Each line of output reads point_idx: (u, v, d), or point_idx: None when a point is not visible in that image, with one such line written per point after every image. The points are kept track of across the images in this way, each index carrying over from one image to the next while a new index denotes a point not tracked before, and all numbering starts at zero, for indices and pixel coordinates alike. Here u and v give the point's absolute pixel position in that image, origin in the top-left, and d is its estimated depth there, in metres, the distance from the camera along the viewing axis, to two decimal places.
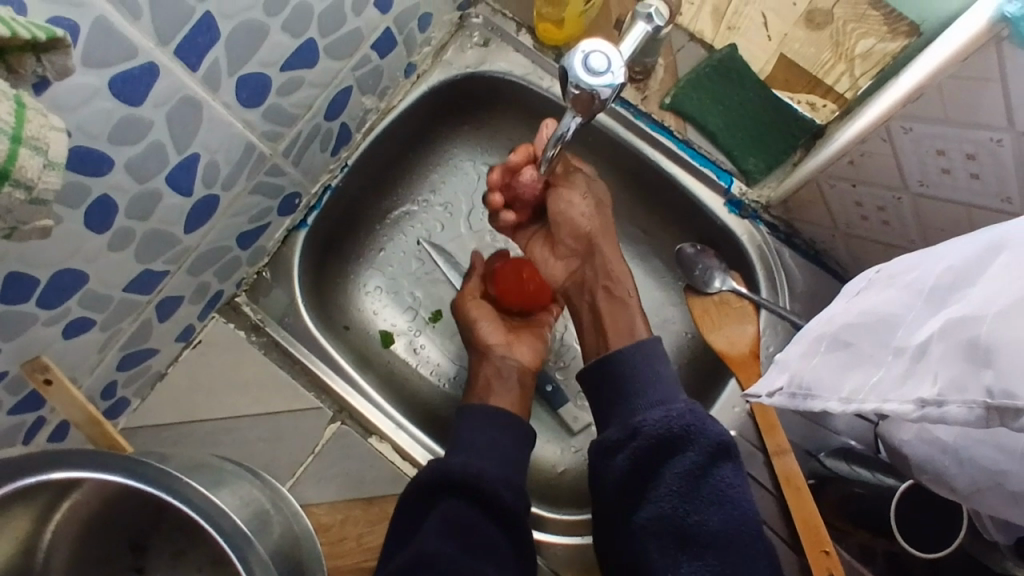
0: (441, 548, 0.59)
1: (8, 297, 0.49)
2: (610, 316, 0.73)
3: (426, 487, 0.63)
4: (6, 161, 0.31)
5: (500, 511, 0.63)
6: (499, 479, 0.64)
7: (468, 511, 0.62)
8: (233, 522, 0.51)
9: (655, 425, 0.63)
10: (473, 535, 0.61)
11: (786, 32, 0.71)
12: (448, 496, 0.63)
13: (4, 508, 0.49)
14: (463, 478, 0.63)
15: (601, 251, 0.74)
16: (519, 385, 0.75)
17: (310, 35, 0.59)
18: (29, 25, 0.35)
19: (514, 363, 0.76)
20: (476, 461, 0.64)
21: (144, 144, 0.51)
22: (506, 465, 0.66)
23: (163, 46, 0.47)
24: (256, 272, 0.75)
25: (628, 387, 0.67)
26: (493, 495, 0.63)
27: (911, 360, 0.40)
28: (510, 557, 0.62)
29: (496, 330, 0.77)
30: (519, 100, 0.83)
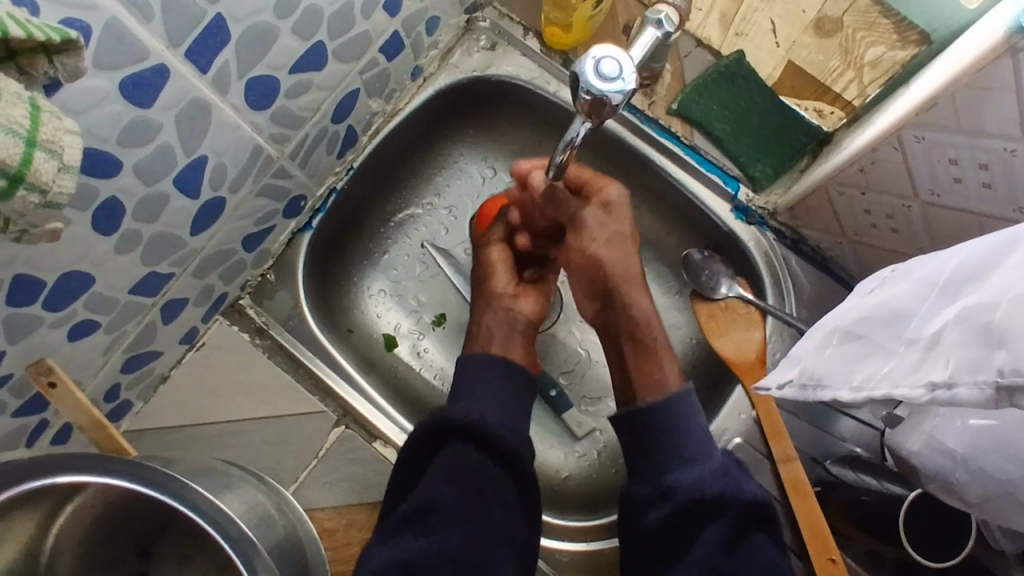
0: (446, 496, 0.56)
1: (14, 300, 0.48)
2: (638, 369, 0.68)
3: (429, 433, 0.59)
4: (21, 165, 0.31)
5: (506, 456, 0.59)
6: (505, 427, 0.59)
7: (475, 456, 0.58)
8: (240, 527, 0.50)
9: (689, 488, 0.59)
10: (481, 479, 0.57)
11: (795, 38, 0.70)
12: (452, 441, 0.58)
13: (8, 513, 0.48)
14: (466, 424, 0.58)
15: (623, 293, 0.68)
16: (520, 335, 0.69)
17: (319, 38, 0.58)
18: (43, 27, 0.34)
19: (518, 315, 0.71)
20: (478, 406, 0.59)
21: (153, 146, 0.51)
22: (512, 411, 0.61)
23: (174, 48, 0.47)
24: (260, 274, 0.75)
25: (650, 437, 0.63)
26: (500, 441, 0.58)
27: (923, 349, 0.41)
28: (519, 502, 0.59)
29: (505, 277, 0.72)
30: (525, 104, 0.83)
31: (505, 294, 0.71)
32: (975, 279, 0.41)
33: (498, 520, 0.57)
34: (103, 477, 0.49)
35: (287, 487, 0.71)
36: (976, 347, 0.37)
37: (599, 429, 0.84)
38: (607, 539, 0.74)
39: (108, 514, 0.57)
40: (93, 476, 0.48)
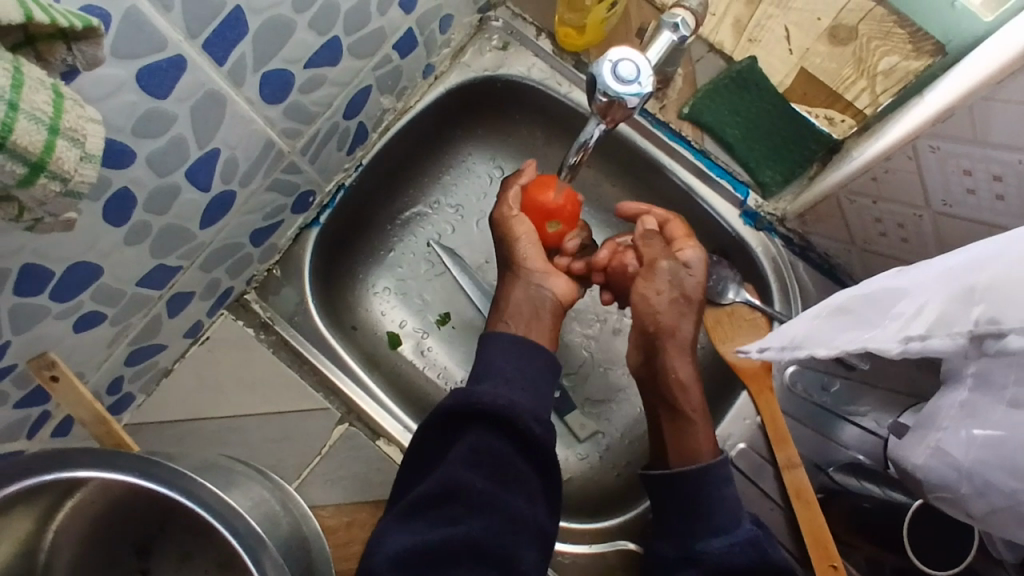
0: (469, 480, 0.55)
1: (21, 289, 0.48)
2: (673, 432, 0.68)
3: (450, 418, 0.58)
4: (43, 152, 0.30)
5: (528, 443, 0.58)
6: (532, 413, 0.58)
7: (499, 445, 0.57)
8: (246, 522, 0.50)
9: (717, 561, 0.61)
10: (503, 466, 0.56)
11: (808, 46, 0.69)
12: (477, 427, 0.57)
13: (10, 505, 0.48)
14: (491, 410, 0.56)
15: (671, 353, 0.68)
16: (549, 318, 0.67)
17: (335, 34, 0.58)
18: (65, 14, 0.34)
19: (548, 294, 0.67)
20: (508, 394, 0.58)
21: (166, 138, 0.50)
22: (536, 395, 0.60)
23: (192, 39, 0.47)
24: (266, 269, 0.75)
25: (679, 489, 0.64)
26: (524, 428, 0.57)
27: (906, 314, 0.48)
28: (539, 483, 0.58)
29: (534, 252, 0.69)
30: (535, 105, 0.83)
31: (533, 269, 0.68)
32: (952, 258, 0.49)
33: (520, 506, 0.56)
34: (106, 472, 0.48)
35: (290, 483, 0.70)
36: (957, 304, 0.45)
37: (602, 432, 0.83)
38: (608, 541, 0.74)
39: (110, 507, 0.56)
40: (99, 469, 0.47)
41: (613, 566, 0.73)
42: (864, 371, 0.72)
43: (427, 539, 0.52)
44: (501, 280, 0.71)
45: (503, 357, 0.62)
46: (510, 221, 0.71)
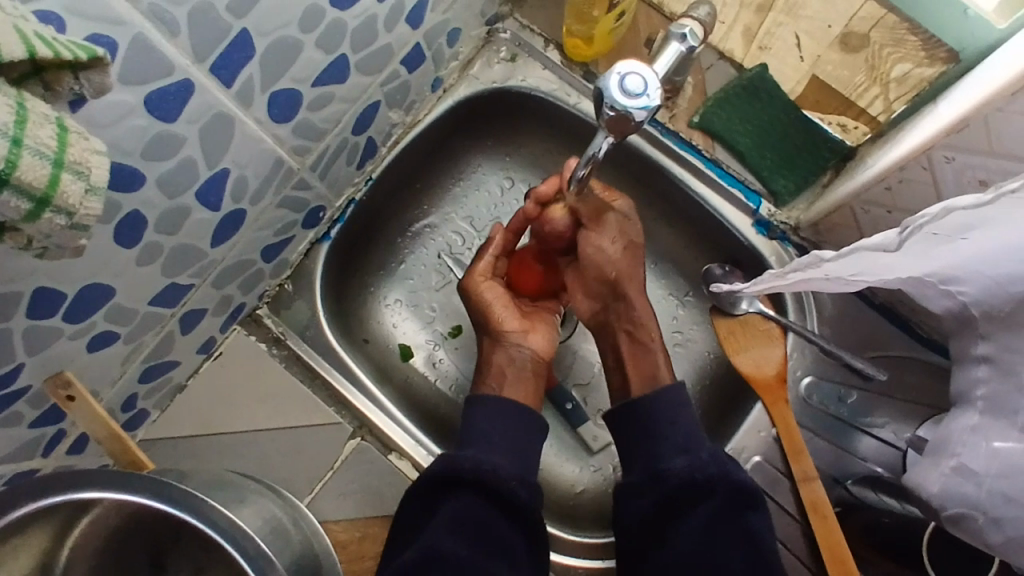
0: (451, 547, 0.54)
1: (35, 312, 0.48)
2: (633, 361, 0.71)
3: (434, 483, 0.59)
4: (48, 187, 0.31)
5: (511, 504, 0.59)
6: (514, 475, 0.59)
7: (482, 510, 0.57)
8: (257, 544, 0.50)
9: (678, 478, 0.61)
10: (485, 533, 0.56)
11: (819, 53, 0.68)
12: (460, 493, 0.58)
13: (26, 526, 0.48)
14: (476, 475, 0.58)
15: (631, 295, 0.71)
16: (530, 374, 0.69)
17: (343, 52, 0.59)
18: (69, 46, 0.34)
19: (526, 353, 0.70)
20: (491, 458, 0.59)
21: (175, 160, 0.51)
22: (519, 457, 0.61)
23: (199, 63, 0.47)
24: (278, 283, 0.75)
25: (655, 434, 0.65)
26: (507, 489, 0.58)
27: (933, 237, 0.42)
28: (520, 547, 0.58)
29: (510, 314, 0.71)
30: (544, 116, 0.82)
31: (504, 334, 0.70)
32: None
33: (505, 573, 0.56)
34: (117, 492, 0.48)
35: (303, 498, 0.70)
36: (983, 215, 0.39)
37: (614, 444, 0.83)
38: None
39: (121, 528, 0.57)
40: (116, 489, 0.48)
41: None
42: (880, 382, 0.71)
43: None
44: (481, 344, 0.73)
45: (492, 420, 0.63)
46: (481, 288, 0.72)
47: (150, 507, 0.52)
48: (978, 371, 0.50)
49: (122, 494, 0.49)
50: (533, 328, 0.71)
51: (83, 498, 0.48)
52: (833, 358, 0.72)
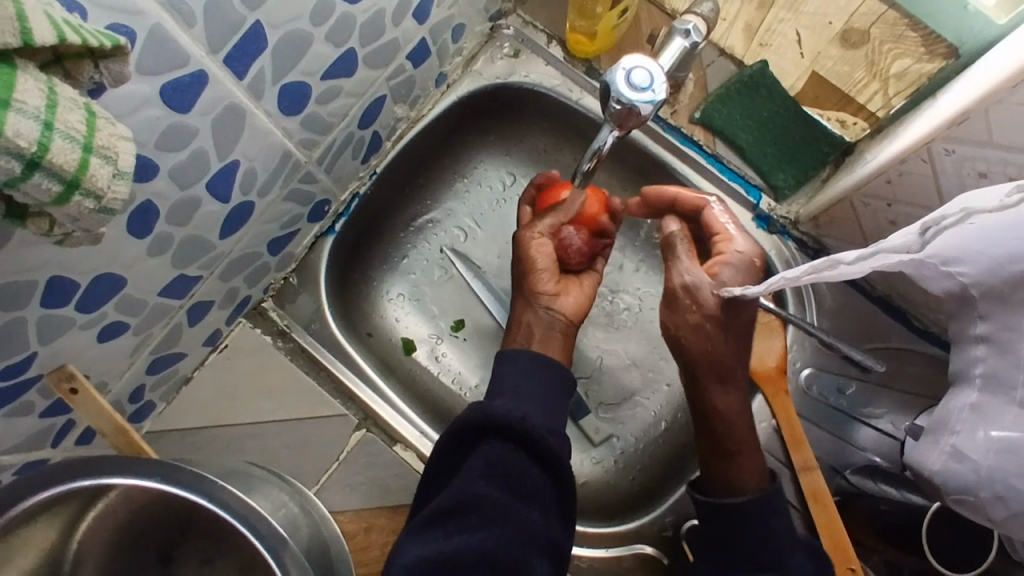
0: (482, 494, 0.53)
1: (48, 301, 0.48)
2: (717, 466, 0.64)
3: (463, 435, 0.57)
4: (78, 170, 0.31)
5: (543, 455, 0.56)
6: (545, 427, 0.58)
7: (514, 457, 0.56)
8: (269, 525, 0.50)
9: None
10: (516, 483, 0.55)
11: (820, 50, 0.71)
12: (490, 441, 0.56)
13: (36, 515, 0.49)
14: (507, 424, 0.56)
15: (720, 376, 0.64)
16: (560, 332, 0.68)
17: (351, 45, 0.59)
18: (95, 33, 0.35)
19: (557, 314, 0.69)
20: (520, 409, 0.58)
21: (187, 151, 0.51)
22: (550, 417, 0.60)
23: (213, 54, 0.47)
24: (283, 277, 0.75)
25: (742, 536, 0.61)
26: (538, 440, 0.56)
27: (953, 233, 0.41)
28: (552, 496, 0.56)
29: (546, 272, 0.70)
30: (547, 111, 0.83)
31: (545, 292, 0.70)
32: None
33: (533, 520, 0.54)
34: (130, 478, 0.49)
35: (308, 489, 0.71)
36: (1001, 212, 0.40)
37: (616, 436, 0.84)
38: (627, 545, 0.73)
39: (133, 517, 0.57)
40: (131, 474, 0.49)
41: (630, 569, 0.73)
42: (879, 372, 0.72)
43: (435, 555, 0.50)
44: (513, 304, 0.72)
45: (521, 378, 0.61)
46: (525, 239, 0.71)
47: (163, 494, 0.53)
48: (975, 349, 0.48)
49: (136, 478, 0.49)
50: (565, 291, 0.71)
51: (96, 484, 0.48)
52: (833, 349, 0.73)
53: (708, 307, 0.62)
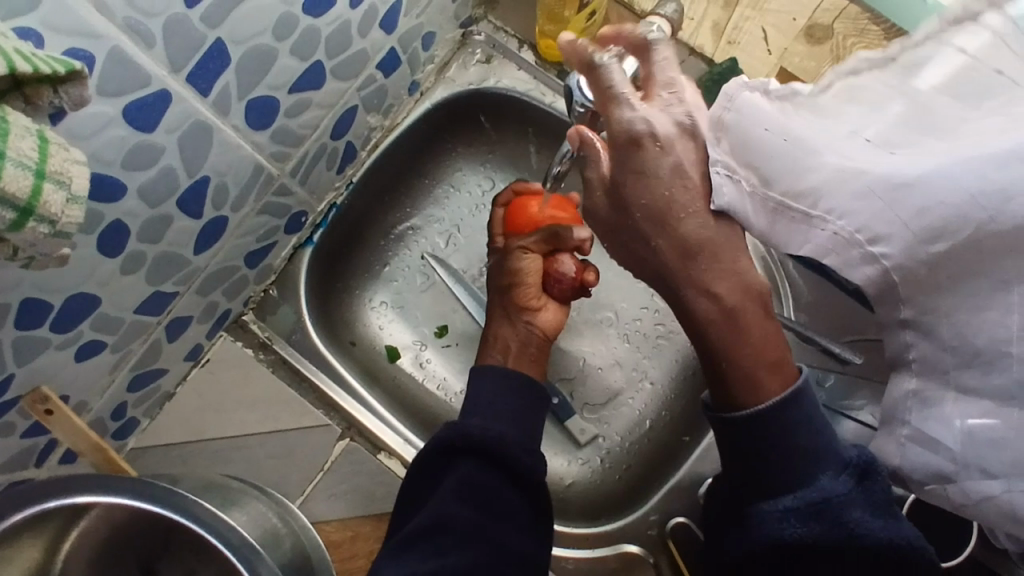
0: (457, 515, 0.53)
1: (21, 324, 0.49)
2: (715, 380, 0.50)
3: (441, 453, 0.58)
4: (31, 197, 0.31)
5: (517, 473, 0.57)
6: (521, 444, 0.58)
7: (490, 477, 0.56)
8: (241, 535, 0.50)
9: (781, 528, 0.46)
10: (492, 501, 0.55)
11: (786, 46, 0.72)
12: (467, 460, 0.57)
13: (16, 536, 0.49)
14: (482, 443, 0.57)
15: (680, 286, 0.50)
16: (536, 349, 0.69)
17: (318, 58, 0.60)
18: (48, 60, 0.35)
19: (535, 327, 0.71)
20: (498, 427, 0.59)
21: (156, 169, 0.52)
22: (525, 432, 0.60)
23: (176, 73, 0.48)
24: (263, 289, 0.76)
25: (760, 465, 0.48)
26: (514, 458, 0.57)
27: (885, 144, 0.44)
28: (527, 515, 0.57)
29: (530, 286, 0.72)
30: (520, 115, 0.84)
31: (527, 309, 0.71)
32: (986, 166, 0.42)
33: (512, 538, 0.54)
34: (108, 497, 0.49)
35: (294, 500, 0.71)
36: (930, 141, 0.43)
37: (601, 436, 0.84)
38: (610, 544, 0.74)
39: (117, 534, 0.57)
40: (110, 492, 0.49)
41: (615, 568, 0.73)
42: (857, 365, 0.72)
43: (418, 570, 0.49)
44: (492, 316, 0.73)
45: (494, 393, 0.62)
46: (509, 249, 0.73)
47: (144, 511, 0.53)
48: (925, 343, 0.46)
49: (115, 497, 0.49)
50: (546, 306, 0.73)
51: (72, 503, 0.49)
52: (810, 343, 0.74)
53: (613, 221, 0.52)
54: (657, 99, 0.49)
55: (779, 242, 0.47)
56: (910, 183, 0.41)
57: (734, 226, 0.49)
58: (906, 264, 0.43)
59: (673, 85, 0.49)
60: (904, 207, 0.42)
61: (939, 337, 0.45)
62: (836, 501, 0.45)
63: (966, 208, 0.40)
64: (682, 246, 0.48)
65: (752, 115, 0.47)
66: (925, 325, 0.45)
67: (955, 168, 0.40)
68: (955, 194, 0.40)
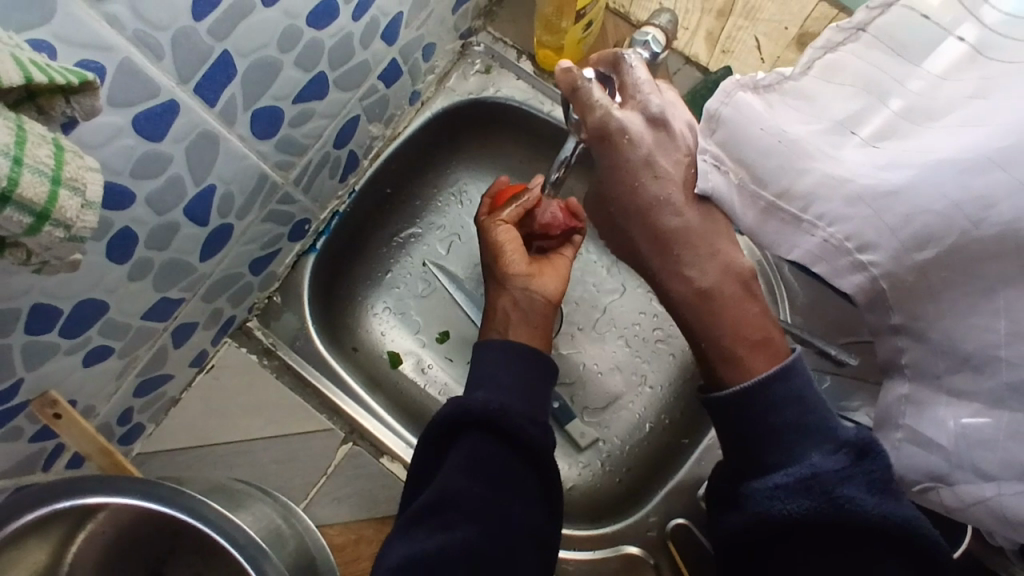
0: (462, 490, 0.54)
1: (32, 329, 0.50)
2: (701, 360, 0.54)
3: (447, 430, 0.58)
4: (47, 202, 0.33)
5: (524, 445, 0.57)
6: (524, 415, 0.59)
7: (496, 448, 0.56)
8: (247, 533, 0.51)
9: (764, 504, 0.48)
10: (498, 474, 0.55)
11: (779, 54, 0.75)
12: (472, 434, 0.57)
13: (23, 539, 0.50)
14: (486, 415, 0.57)
15: (659, 269, 0.55)
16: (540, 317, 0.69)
17: (321, 69, 0.61)
18: (62, 71, 0.37)
19: (536, 295, 0.69)
20: (501, 399, 0.59)
21: (163, 178, 0.53)
22: (531, 404, 0.61)
23: (183, 84, 0.49)
24: (267, 296, 0.77)
25: (749, 441, 0.50)
26: (516, 429, 0.57)
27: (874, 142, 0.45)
28: (537, 491, 0.57)
29: (515, 254, 0.71)
30: (519, 123, 0.85)
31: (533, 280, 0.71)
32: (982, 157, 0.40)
33: (518, 513, 0.55)
34: (115, 497, 0.50)
35: (298, 504, 0.71)
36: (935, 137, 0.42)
37: (601, 440, 0.85)
38: (611, 546, 0.74)
39: (122, 537, 0.58)
40: (118, 492, 0.50)
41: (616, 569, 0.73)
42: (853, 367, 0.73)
43: (423, 548, 0.50)
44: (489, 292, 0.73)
45: (495, 361, 0.62)
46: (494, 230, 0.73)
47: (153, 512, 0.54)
48: (910, 344, 0.48)
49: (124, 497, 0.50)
50: (542, 273, 0.72)
51: (83, 504, 0.50)
52: (807, 345, 0.76)
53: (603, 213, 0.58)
54: (632, 102, 0.54)
55: (769, 239, 0.49)
56: (898, 194, 0.42)
57: (711, 211, 0.52)
58: (891, 263, 0.44)
59: (646, 88, 0.54)
60: (893, 213, 0.43)
61: (929, 335, 0.46)
62: (824, 476, 0.46)
63: (950, 218, 0.41)
64: (655, 232, 0.53)
65: (745, 114, 0.48)
66: (917, 321, 0.46)
67: (938, 175, 0.41)
68: (938, 202, 0.41)
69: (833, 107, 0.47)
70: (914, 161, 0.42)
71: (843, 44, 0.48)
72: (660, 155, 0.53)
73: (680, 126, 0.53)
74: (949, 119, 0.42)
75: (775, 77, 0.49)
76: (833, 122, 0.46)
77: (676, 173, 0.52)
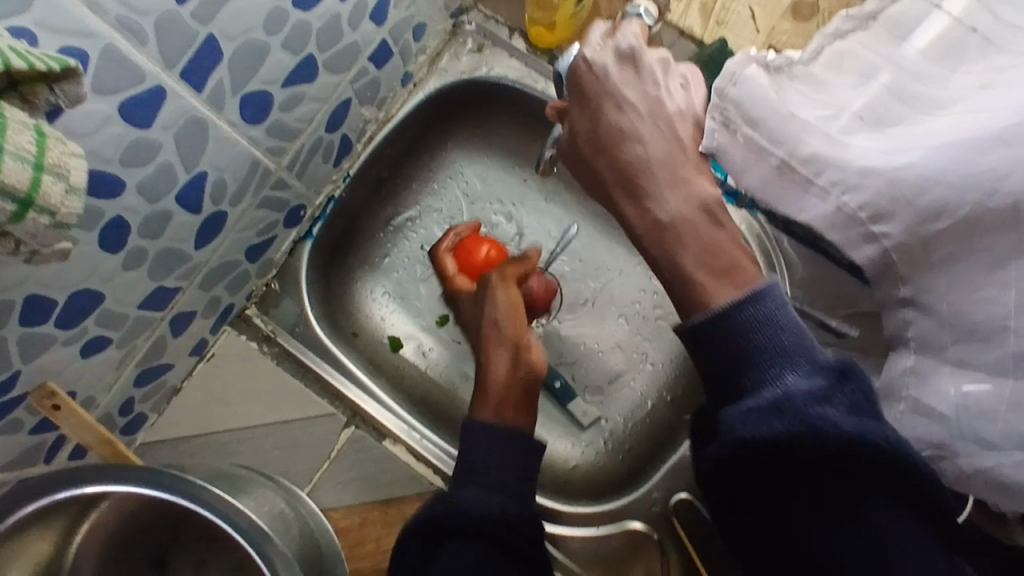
0: None
1: (28, 320, 0.50)
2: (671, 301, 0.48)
3: (428, 531, 0.57)
4: (29, 188, 0.32)
5: (514, 543, 0.56)
6: (516, 514, 0.57)
7: (487, 551, 0.55)
8: (250, 520, 0.52)
9: (740, 430, 0.41)
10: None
11: (774, 24, 0.74)
12: (457, 541, 0.55)
13: (26, 529, 0.50)
14: (472, 525, 0.55)
15: (621, 202, 0.50)
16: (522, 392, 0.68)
17: (310, 51, 0.60)
18: (44, 57, 0.36)
19: (524, 363, 0.70)
20: (490, 499, 0.57)
21: (154, 165, 0.53)
22: (520, 496, 0.59)
23: (169, 70, 0.49)
24: (265, 283, 0.77)
25: (726, 358, 0.43)
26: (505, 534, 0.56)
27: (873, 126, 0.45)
28: None
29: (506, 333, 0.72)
30: (514, 103, 0.85)
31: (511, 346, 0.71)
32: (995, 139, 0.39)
33: None
34: (114, 487, 0.50)
35: (302, 489, 0.71)
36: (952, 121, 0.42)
37: (604, 418, 0.85)
38: (615, 523, 0.74)
39: (126, 526, 0.58)
40: (118, 482, 0.50)
41: (621, 545, 0.74)
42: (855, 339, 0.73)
43: None
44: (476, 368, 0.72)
45: (484, 441, 0.61)
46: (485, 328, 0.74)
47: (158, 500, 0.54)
48: None
49: (123, 487, 0.50)
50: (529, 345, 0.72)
51: (80, 495, 0.50)
52: (808, 317, 0.76)
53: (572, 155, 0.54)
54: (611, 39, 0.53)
55: (771, 201, 0.46)
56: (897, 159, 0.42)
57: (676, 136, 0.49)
58: (903, 234, 0.42)
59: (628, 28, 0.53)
60: (904, 184, 0.41)
61: (936, 309, 0.43)
62: (798, 397, 0.40)
63: (963, 191, 0.40)
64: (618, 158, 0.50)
65: (755, 89, 0.47)
66: (922, 291, 0.44)
67: (943, 152, 0.41)
68: (951, 173, 0.40)
69: (840, 93, 0.47)
70: (922, 143, 0.42)
71: (853, 30, 0.49)
72: (624, 86, 0.51)
73: (651, 61, 0.52)
74: (957, 109, 0.43)
75: (784, 59, 0.49)
76: (838, 107, 0.46)
77: (640, 104, 0.50)
